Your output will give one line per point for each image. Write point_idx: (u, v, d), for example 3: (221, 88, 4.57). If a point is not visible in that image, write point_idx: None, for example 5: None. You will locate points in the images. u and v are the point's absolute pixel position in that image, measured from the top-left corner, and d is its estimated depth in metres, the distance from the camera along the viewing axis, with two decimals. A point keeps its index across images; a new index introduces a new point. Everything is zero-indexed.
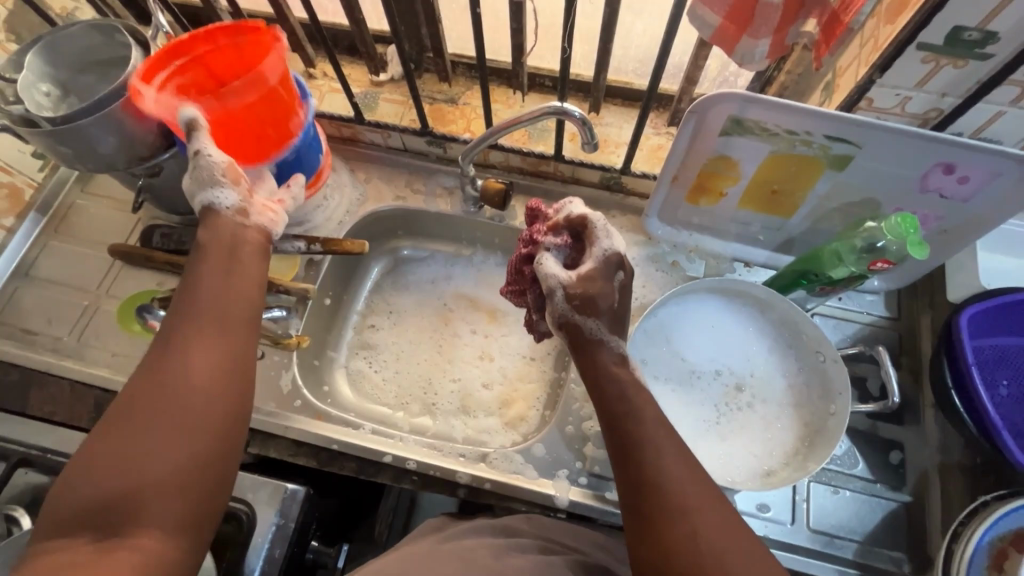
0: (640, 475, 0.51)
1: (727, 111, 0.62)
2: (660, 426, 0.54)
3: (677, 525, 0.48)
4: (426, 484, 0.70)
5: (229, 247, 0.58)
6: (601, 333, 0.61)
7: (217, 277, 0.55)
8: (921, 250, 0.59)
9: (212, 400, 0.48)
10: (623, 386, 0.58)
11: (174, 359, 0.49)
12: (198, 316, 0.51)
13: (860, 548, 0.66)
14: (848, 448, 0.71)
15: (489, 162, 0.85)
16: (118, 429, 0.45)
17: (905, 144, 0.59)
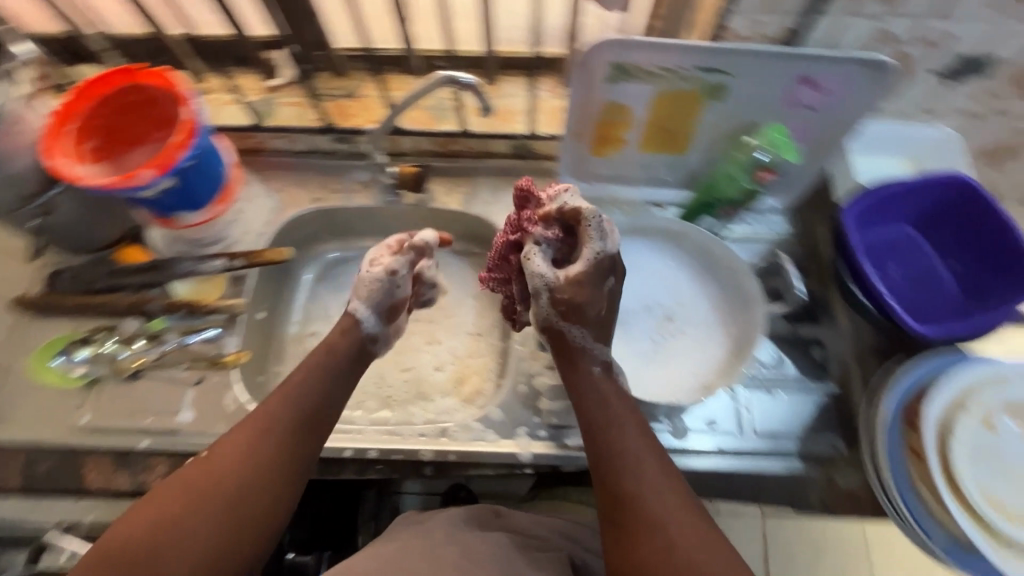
0: (615, 482, 0.57)
1: (608, 60, 0.64)
2: (642, 441, 0.59)
3: (657, 536, 0.53)
4: (391, 469, 0.71)
5: (328, 365, 0.66)
6: (584, 341, 0.65)
7: (312, 389, 0.64)
8: (792, 151, 0.69)
9: (260, 506, 0.56)
10: (606, 395, 0.62)
11: (262, 434, 0.59)
12: (275, 422, 0.60)
13: (802, 440, 0.71)
14: (776, 354, 0.76)
15: (400, 150, 0.85)
16: (183, 497, 0.54)
17: (767, 64, 0.63)
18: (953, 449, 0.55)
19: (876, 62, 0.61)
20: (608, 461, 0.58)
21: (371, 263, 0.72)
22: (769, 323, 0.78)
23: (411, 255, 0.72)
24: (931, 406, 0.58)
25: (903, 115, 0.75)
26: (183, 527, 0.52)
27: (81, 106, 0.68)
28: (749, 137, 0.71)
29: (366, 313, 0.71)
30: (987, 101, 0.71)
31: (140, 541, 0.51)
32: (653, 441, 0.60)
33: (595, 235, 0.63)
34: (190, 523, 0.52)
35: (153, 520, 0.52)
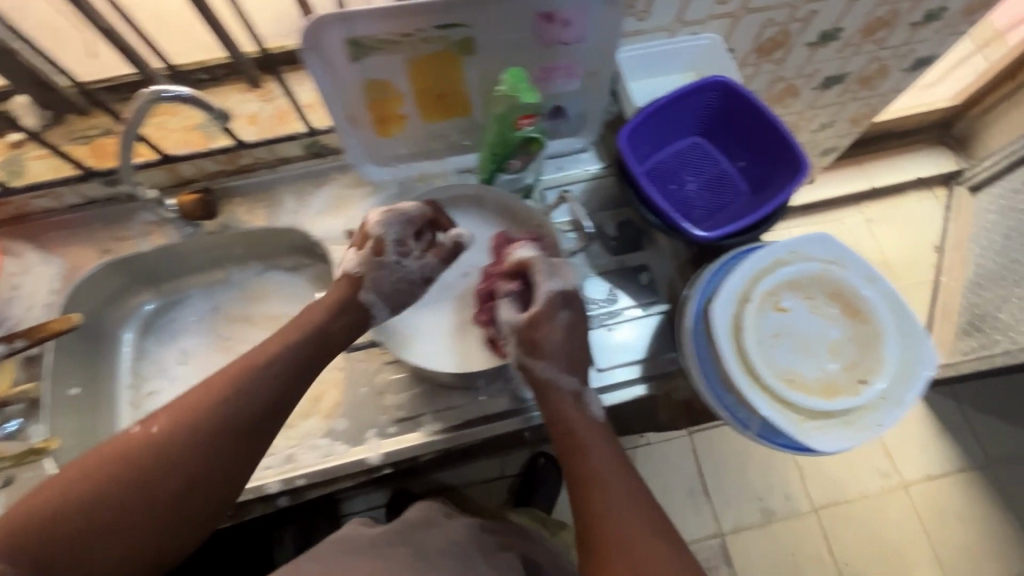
0: (587, 506, 0.61)
1: (339, 38, 0.60)
2: (611, 464, 0.63)
3: (623, 554, 0.57)
4: (245, 511, 0.67)
5: (283, 360, 0.62)
6: (552, 373, 0.66)
7: (265, 381, 0.60)
8: (531, 95, 0.61)
9: (195, 500, 0.55)
10: (578, 420, 0.65)
11: (220, 417, 0.57)
12: (222, 413, 0.57)
13: (642, 365, 0.74)
14: (609, 289, 0.78)
15: (185, 178, 0.79)
16: (132, 466, 0.54)
17: (502, 8, 0.61)
18: (744, 341, 0.58)
19: None
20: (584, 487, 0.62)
21: (399, 249, 0.70)
22: (594, 260, 0.79)
23: (453, 254, 0.71)
24: (728, 308, 0.59)
25: (665, 30, 0.76)
26: (128, 509, 0.53)
27: None
28: (496, 88, 0.63)
29: (381, 308, 0.69)
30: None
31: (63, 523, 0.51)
32: (625, 462, 0.64)
33: (545, 276, 0.67)
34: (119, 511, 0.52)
35: (80, 502, 0.51)
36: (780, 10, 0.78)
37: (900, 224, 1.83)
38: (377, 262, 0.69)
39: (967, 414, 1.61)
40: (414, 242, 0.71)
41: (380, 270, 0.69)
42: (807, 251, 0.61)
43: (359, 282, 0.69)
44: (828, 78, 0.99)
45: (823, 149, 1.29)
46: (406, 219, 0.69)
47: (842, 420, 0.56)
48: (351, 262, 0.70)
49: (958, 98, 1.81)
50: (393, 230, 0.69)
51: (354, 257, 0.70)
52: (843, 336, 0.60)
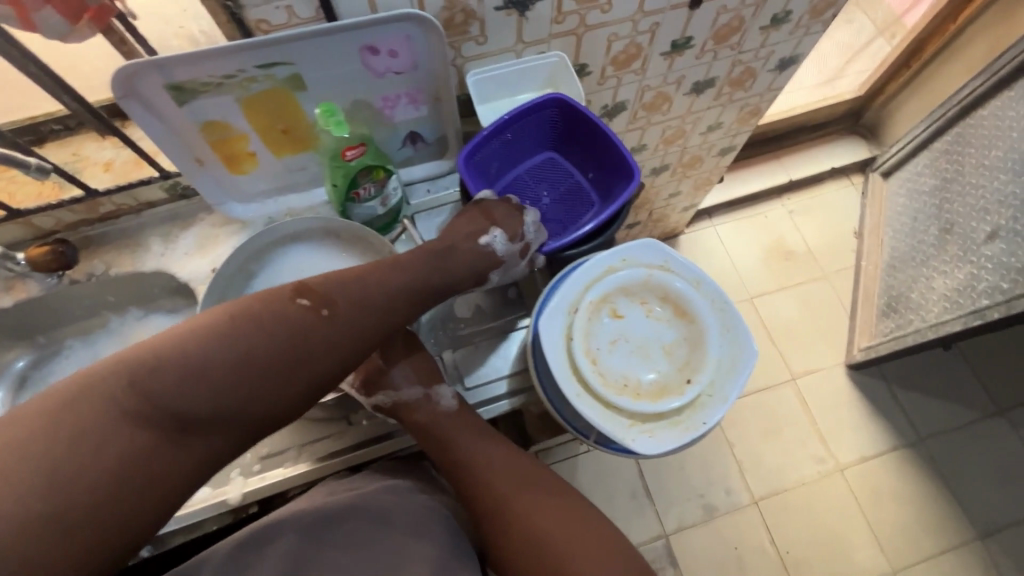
0: (465, 486, 0.69)
1: (158, 84, 0.61)
2: (473, 444, 0.69)
3: (499, 516, 0.66)
4: None
5: (415, 278, 0.61)
6: (393, 398, 0.69)
7: (401, 294, 0.60)
8: (342, 129, 0.64)
9: (307, 394, 0.54)
10: (435, 421, 0.69)
11: (344, 332, 0.55)
12: (364, 315, 0.57)
13: (509, 380, 0.74)
14: (476, 307, 0.77)
15: (45, 230, 0.78)
16: (257, 358, 0.50)
17: (322, 43, 0.63)
18: (574, 352, 0.59)
19: (416, 17, 0.63)
20: (474, 488, 0.68)
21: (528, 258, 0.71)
22: None
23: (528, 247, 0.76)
24: (560, 319, 0.60)
25: (511, 51, 0.78)
26: (235, 404, 0.50)
27: None
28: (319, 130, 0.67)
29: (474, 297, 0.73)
30: (568, 18, 0.76)
31: (214, 370, 0.49)
32: (485, 435, 0.70)
33: None
34: (245, 382, 0.50)
35: (211, 361, 0.49)
36: (622, 24, 0.81)
37: (820, 214, 1.89)
38: (515, 260, 0.70)
39: (896, 393, 1.65)
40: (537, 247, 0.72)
41: (511, 267, 0.70)
42: (637, 258, 0.63)
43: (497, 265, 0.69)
44: (696, 84, 1.03)
45: (719, 149, 1.33)
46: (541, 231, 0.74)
47: (672, 421, 0.58)
48: (500, 247, 0.68)
49: (861, 88, 1.89)
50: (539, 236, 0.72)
51: (504, 242, 0.68)
52: (675, 338, 0.62)
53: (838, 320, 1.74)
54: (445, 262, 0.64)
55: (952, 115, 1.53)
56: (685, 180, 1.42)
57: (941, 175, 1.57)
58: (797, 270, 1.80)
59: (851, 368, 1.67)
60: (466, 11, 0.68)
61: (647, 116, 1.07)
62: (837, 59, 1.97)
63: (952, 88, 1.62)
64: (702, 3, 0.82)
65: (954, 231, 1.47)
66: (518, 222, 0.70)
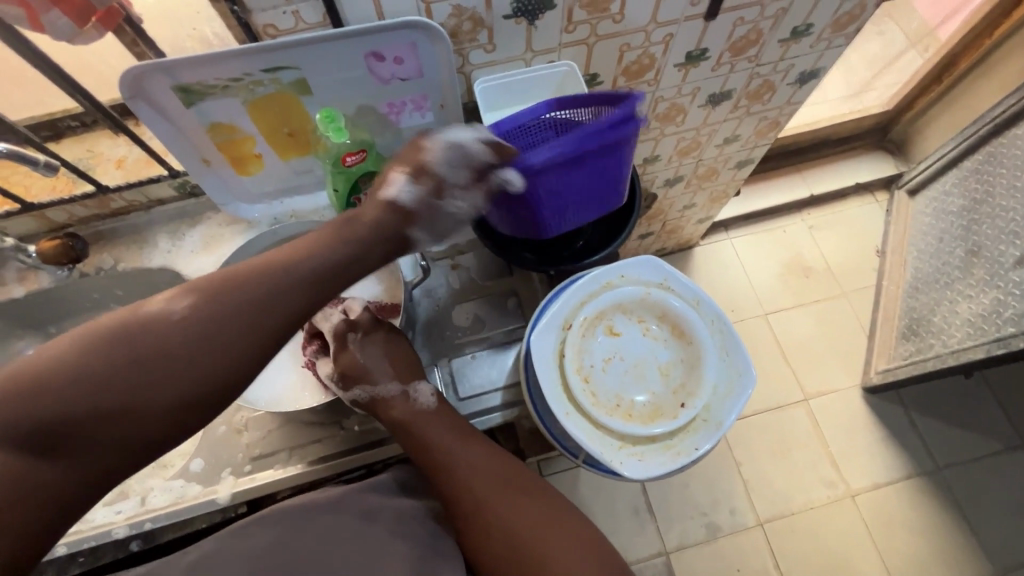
0: (444, 490, 0.67)
1: (167, 85, 0.62)
2: (451, 446, 0.67)
3: (477, 520, 0.65)
4: (92, 559, 0.66)
5: (318, 257, 0.54)
6: (371, 392, 0.68)
7: (297, 277, 0.53)
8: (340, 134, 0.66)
9: (202, 402, 0.49)
10: (409, 422, 0.68)
11: (227, 322, 0.49)
12: (249, 304, 0.50)
13: (504, 392, 0.74)
14: (475, 316, 0.78)
15: (58, 224, 0.80)
16: (128, 361, 0.46)
17: (327, 49, 0.63)
18: (566, 370, 0.58)
19: (422, 25, 0.62)
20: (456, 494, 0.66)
21: (456, 189, 0.61)
22: (461, 285, 0.79)
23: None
24: (551, 336, 0.59)
25: (520, 59, 0.77)
26: (109, 411, 0.45)
27: None
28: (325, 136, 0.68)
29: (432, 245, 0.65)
30: (578, 28, 0.75)
31: (78, 379, 0.44)
32: (465, 436, 0.68)
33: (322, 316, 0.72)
34: (123, 400, 0.46)
35: (73, 369, 0.44)
36: (635, 34, 0.79)
37: (841, 230, 1.84)
38: (434, 204, 0.60)
39: (913, 420, 1.59)
40: (463, 181, 0.60)
41: (433, 216, 0.61)
42: (635, 275, 0.62)
43: (413, 218, 0.60)
44: (712, 95, 1.00)
45: (737, 162, 1.30)
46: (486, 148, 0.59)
47: (663, 445, 0.56)
48: (407, 195, 0.59)
49: (891, 102, 1.83)
50: (469, 165, 0.59)
51: (413, 189, 0.59)
52: (670, 358, 0.60)
53: (856, 341, 1.69)
54: (347, 236, 0.57)
55: (985, 133, 1.47)
56: (699, 192, 1.40)
57: (970, 196, 1.51)
58: (814, 287, 1.76)
59: (867, 390, 1.62)
60: (474, 19, 0.68)
61: (660, 128, 1.05)
62: (865, 72, 1.92)
63: (987, 105, 1.56)
64: (718, 15, 0.80)
65: (982, 254, 1.41)
66: (424, 158, 0.59)
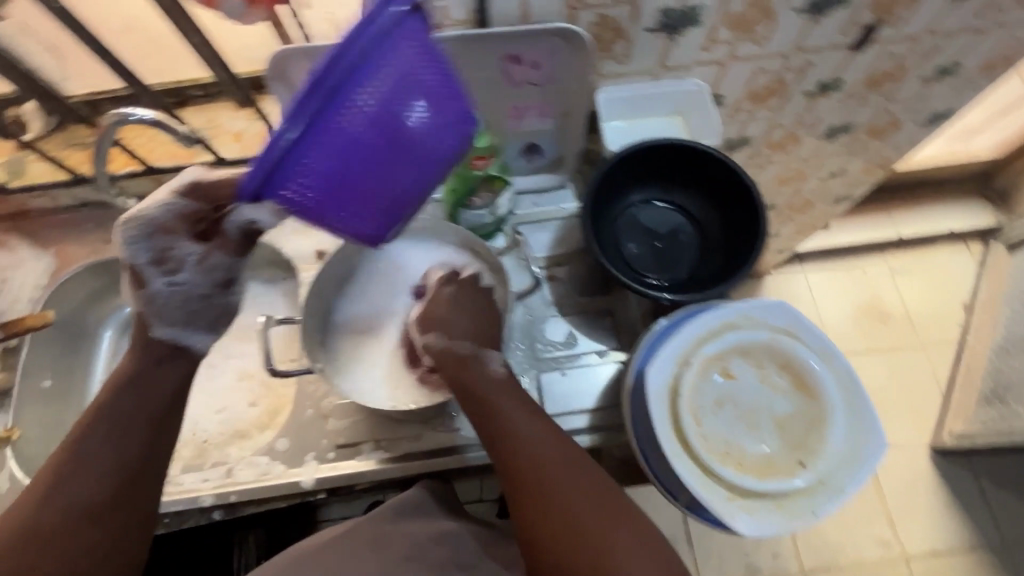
0: (507, 465, 0.57)
1: (306, 69, 0.62)
2: (518, 415, 0.59)
3: (545, 505, 0.54)
4: (180, 521, 0.68)
5: (103, 416, 0.58)
6: (440, 344, 0.64)
7: (114, 429, 0.57)
8: None
9: (136, 500, 0.57)
10: (474, 384, 0.61)
11: (105, 459, 0.56)
12: (128, 431, 0.58)
13: (593, 415, 0.72)
14: (569, 332, 0.76)
15: (171, 189, 0.82)
16: (44, 528, 0.52)
17: (467, 47, 0.62)
18: (680, 405, 0.55)
19: (567, 33, 0.61)
20: (520, 474, 0.56)
21: (160, 268, 0.64)
22: (558, 300, 0.78)
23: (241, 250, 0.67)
24: (667, 368, 0.57)
25: (649, 74, 0.75)
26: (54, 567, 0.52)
27: None
28: None
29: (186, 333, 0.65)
30: (716, 47, 0.71)
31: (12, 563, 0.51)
32: (533, 410, 0.60)
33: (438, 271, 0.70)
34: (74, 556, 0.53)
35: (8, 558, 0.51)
36: (772, 59, 0.75)
37: (927, 277, 1.73)
38: (145, 294, 0.63)
39: (984, 489, 1.50)
40: (157, 268, 0.63)
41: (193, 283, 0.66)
42: (761, 317, 0.58)
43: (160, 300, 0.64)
44: (832, 128, 0.95)
45: (835, 198, 1.23)
46: (173, 212, 0.62)
47: (776, 503, 0.53)
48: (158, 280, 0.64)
49: (1001, 149, 1.70)
50: (137, 244, 0.61)
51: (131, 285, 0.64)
52: (787, 412, 0.57)
53: (929, 397, 1.59)
54: (140, 389, 0.60)
55: None
56: (788, 223, 1.34)
57: None
58: (890, 334, 1.66)
59: (936, 451, 1.53)
60: (615, 29, 0.66)
61: (769, 155, 1.00)
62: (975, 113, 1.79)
63: None
64: (864, 46, 0.75)
65: None
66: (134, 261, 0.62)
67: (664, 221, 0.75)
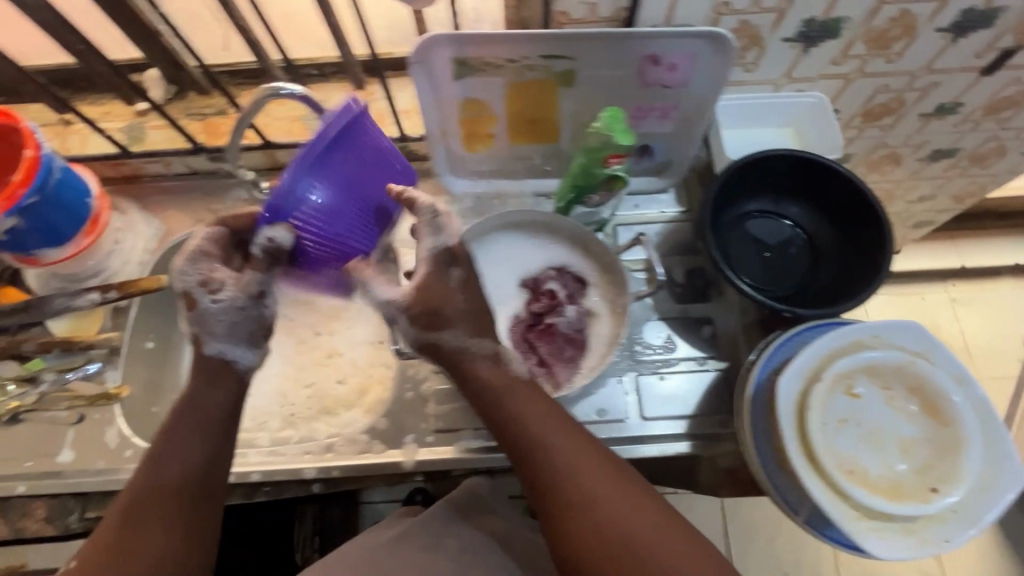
0: (537, 478, 0.53)
1: (448, 55, 0.63)
2: (547, 423, 0.55)
3: (583, 520, 0.51)
4: (279, 491, 0.69)
5: (167, 428, 0.56)
6: (462, 340, 0.57)
7: (182, 439, 0.56)
8: (627, 137, 0.61)
9: (200, 530, 0.55)
10: (495, 391, 0.57)
11: (171, 470, 0.55)
12: (195, 442, 0.56)
13: (691, 421, 0.71)
14: (668, 336, 0.76)
15: (280, 165, 0.83)
16: (115, 538, 0.51)
17: (610, 45, 0.62)
18: (810, 420, 0.54)
19: (711, 35, 0.60)
20: (551, 488, 0.53)
21: (207, 291, 0.58)
22: (658, 304, 0.78)
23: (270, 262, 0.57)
24: (797, 384, 0.56)
25: (771, 83, 0.74)
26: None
27: None
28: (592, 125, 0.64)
29: (234, 348, 0.59)
30: (848, 61, 0.70)
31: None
32: (561, 416, 0.56)
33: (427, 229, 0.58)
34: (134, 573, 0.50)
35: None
36: (899, 77, 0.74)
37: (992, 311, 1.68)
38: (196, 316, 0.58)
39: None
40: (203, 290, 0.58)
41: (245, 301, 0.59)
42: (892, 338, 0.58)
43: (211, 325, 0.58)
44: (936, 151, 0.93)
45: (916, 222, 1.21)
46: (215, 235, 0.60)
47: (903, 527, 0.52)
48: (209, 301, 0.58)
49: None
50: (189, 272, 0.57)
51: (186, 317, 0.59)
52: (915, 436, 0.56)
53: None
54: (201, 397, 0.58)
55: None
56: None
57: None
58: None
59: None
60: (754, 36, 0.65)
61: (866, 175, 0.98)
62: None
63: None
64: (997, 70, 0.74)
65: None
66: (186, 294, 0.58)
67: (774, 233, 0.74)
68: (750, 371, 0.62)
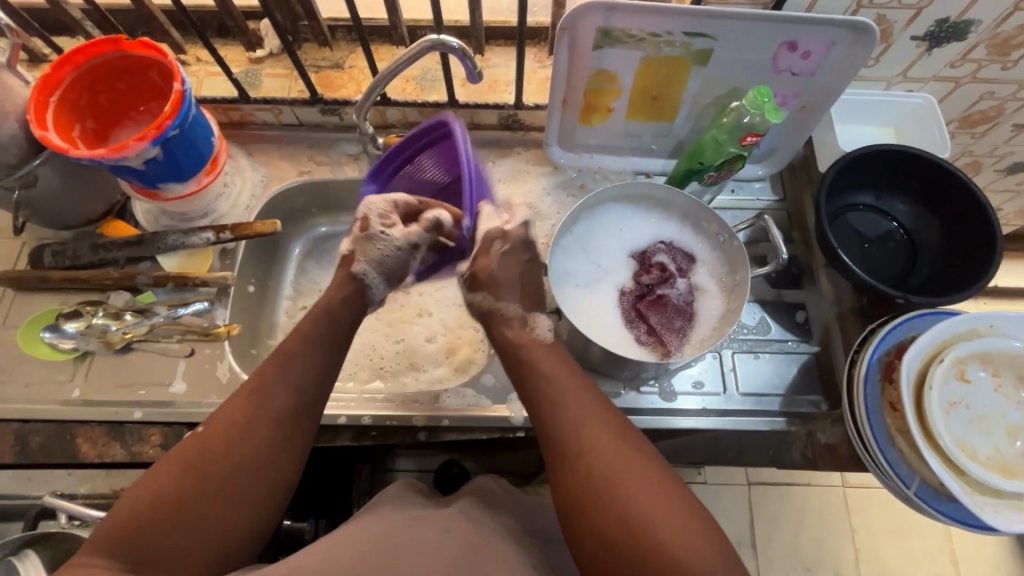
0: (552, 430, 0.57)
1: (595, 23, 0.64)
2: (570, 380, 0.59)
3: (578, 466, 0.54)
4: (385, 437, 0.71)
5: (301, 325, 0.61)
6: (490, 303, 0.66)
7: (314, 337, 0.60)
8: (777, 115, 0.64)
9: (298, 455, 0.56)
10: (521, 352, 0.62)
11: (296, 361, 0.58)
12: (324, 330, 0.61)
13: (784, 399, 0.74)
14: (761, 318, 0.78)
15: (388, 122, 0.84)
16: (235, 411, 0.55)
17: (754, 27, 0.64)
18: (928, 399, 0.57)
19: (854, 25, 0.63)
20: (567, 438, 0.56)
21: (382, 222, 0.64)
22: (754, 287, 0.80)
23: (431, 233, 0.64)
24: (919, 360, 0.59)
25: (882, 82, 0.77)
26: (234, 450, 0.53)
27: (63, 78, 0.66)
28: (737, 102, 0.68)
29: (375, 279, 0.65)
30: (964, 65, 0.73)
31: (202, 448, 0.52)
32: (578, 376, 0.60)
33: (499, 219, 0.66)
34: (250, 446, 0.53)
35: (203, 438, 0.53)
36: (1007, 86, 0.76)
37: None
38: (363, 242, 0.64)
39: None
40: (378, 224, 0.64)
41: (394, 251, 0.64)
42: (1009, 330, 0.60)
43: (366, 257, 0.65)
44: (1017, 163, 0.95)
45: None
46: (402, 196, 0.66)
47: (1012, 503, 0.55)
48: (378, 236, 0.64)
49: None
50: (379, 204, 0.64)
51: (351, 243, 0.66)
52: (1020, 422, 0.59)
53: None
54: (336, 311, 0.63)
55: None
56: None
57: None
58: None
59: None
60: (884, 31, 0.68)
61: None
62: None
63: None
64: None
65: None
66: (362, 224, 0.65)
67: (873, 226, 0.77)
68: (858, 355, 0.65)
